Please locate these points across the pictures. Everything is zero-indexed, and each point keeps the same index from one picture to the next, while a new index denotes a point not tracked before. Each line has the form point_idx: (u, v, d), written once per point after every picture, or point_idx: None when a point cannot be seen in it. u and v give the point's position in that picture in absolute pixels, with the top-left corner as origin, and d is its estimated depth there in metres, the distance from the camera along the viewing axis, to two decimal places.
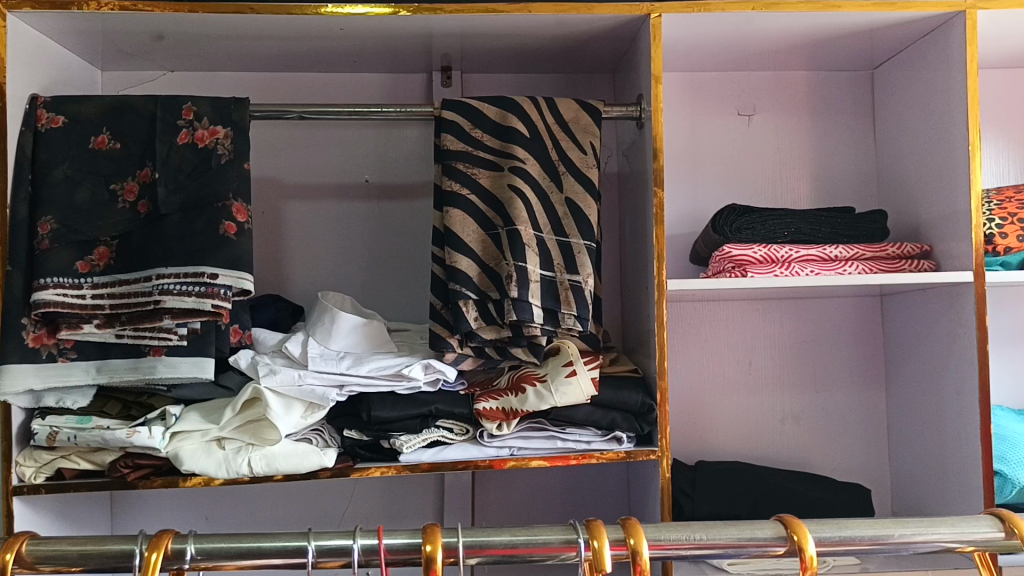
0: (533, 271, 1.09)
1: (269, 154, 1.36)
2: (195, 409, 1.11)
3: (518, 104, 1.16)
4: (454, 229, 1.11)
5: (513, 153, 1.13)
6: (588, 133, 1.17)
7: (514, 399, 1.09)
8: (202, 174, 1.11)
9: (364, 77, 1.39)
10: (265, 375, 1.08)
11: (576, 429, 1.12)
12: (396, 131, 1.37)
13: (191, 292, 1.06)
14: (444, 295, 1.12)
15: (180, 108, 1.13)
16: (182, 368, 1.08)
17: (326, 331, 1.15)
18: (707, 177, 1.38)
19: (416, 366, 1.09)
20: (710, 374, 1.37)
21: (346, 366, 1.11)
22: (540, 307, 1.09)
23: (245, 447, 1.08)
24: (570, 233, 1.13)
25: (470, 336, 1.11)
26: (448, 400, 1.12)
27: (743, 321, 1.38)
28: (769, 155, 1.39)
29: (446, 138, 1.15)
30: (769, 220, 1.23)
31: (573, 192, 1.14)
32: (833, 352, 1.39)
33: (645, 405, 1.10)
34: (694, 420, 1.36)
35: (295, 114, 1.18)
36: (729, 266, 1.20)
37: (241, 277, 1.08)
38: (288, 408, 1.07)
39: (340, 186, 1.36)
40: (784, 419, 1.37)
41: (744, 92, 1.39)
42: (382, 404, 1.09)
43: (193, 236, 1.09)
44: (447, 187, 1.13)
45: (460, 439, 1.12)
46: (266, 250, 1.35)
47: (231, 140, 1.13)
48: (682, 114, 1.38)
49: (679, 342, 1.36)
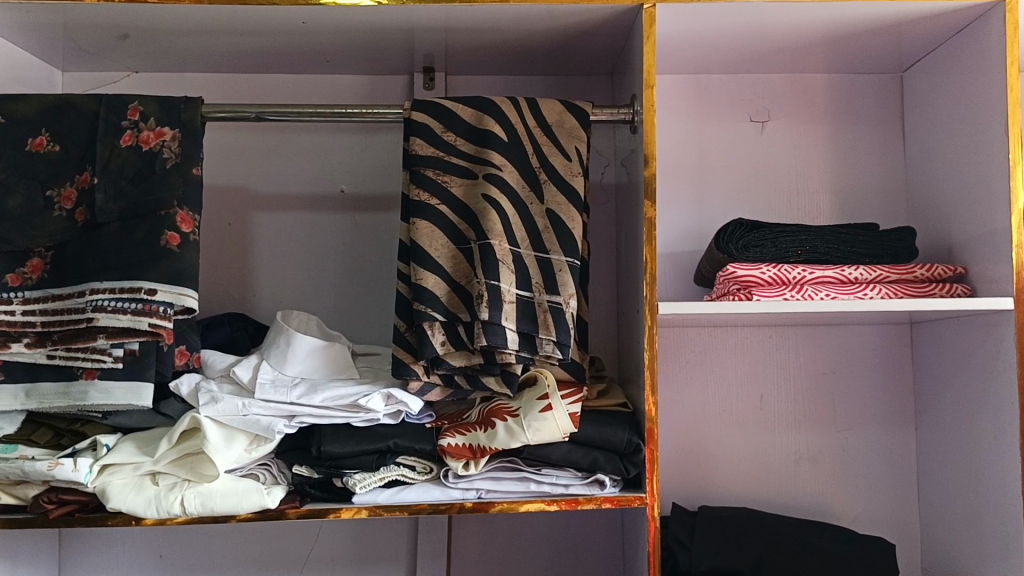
0: (508, 290, 0.97)
1: (237, 162, 1.26)
2: (131, 439, 1.00)
3: (496, 104, 1.04)
4: (420, 243, 0.99)
5: (488, 159, 1.01)
6: (574, 137, 1.05)
7: (481, 435, 0.96)
8: (145, 179, 1.01)
9: (342, 78, 1.28)
10: (205, 404, 0.97)
11: (553, 471, 0.99)
12: (374, 138, 1.26)
13: (127, 309, 0.96)
14: (409, 316, 1.01)
15: (125, 108, 1.03)
16: (116, 394, 0.96)
17: (281, 355, 1.04)
18: (715, 190, 1.25)
19: (374, 397, 0.98)
20: (716, 408, 1.23)
21: (298, 395, 0.99)
22: (515, 332, 0.96)
23: (181, 484, 0.97)
24: (550, 248, 1.00)
25: (437, 363, 0.99)
26: (410, 434, 0.99)
27: (755, 350, 1.24)
28: (784, 164, 1.26)
29: (415, 141, 1.03)
30: (781, 236, 1.09)
31: (555, 204, 1.02)
32: (856, 386, 1.24)
33: (632, 444, 0.97)
34: (697, 460, 1.22)
35: (253, 115, 1.07)
36: (733, 288, 1.06)
37: (182, 294, 0.98)
38: (230, 440, 0.96)
39: (313, 196, 1.25)
40: (799, 461, 1.23)
41: (756, 96, 1.26)
42: (333, 438, 0.98)
43: (131, 248, 0.99)
44: (415, 196, 1.01)
45: (423, 478, 1.00)
46: (231, 265, 1.24)
47: (179, 142, 1.03)
48: (687, 119, 1.26)
49: (681, 372, 1.23)
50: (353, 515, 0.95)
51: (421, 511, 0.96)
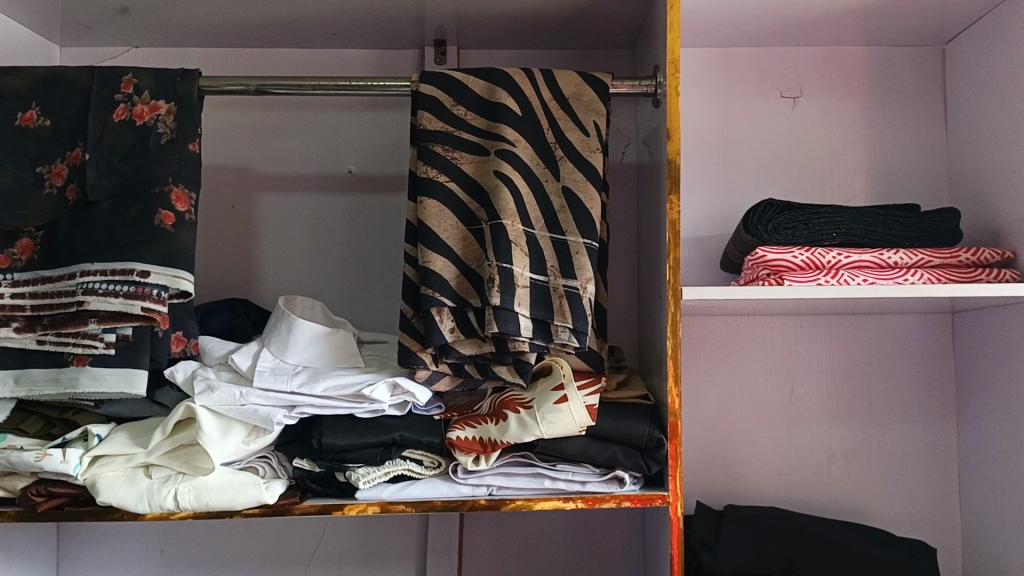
0: (521, 274, 0.90)
1: (240, 141, 1.20)
2: (124, 429, 0.95)
3: (510, 76, 0.98)
4: (428, 223, 0.93)
5: (500, 133, 0.95)
6: (592, 111, 0.98)
7: (493, 428, 0.90)
8: (138, 155, 0.95)
9: (350, 53, 1.22)
10: (201, 393, 0.92)
11: (569, 467, 0.92)
12: (383, 115, 1.20)
13: (119, 292, 0.91)
14: (416, 301, 0.95)
15: (119, 80, 0.98)
16: (108, 381, 0.91)
17: (282, 341, 0.98)
18: (743, 171, 1.18)
19: (379, 386, 0.92)
20: (742, 402, 1.16)
21: (298, 384, 0.93)
22: (528, 318, 0.90)
23: (175, 477, 0.91)
24: (567, 229, 0.94)
25: (446, 351, 0.93)
26: (416, 426, 0.93)
27: (785, 340, 1.17)
28: (818, 143, 1.18)
29: (423, 116, 0.97)
30: (814, 218, 1.02)
31: (572, 181, 0.95)
32: (894, 380, 1.16)
33: (654, 439, 0.90)
34: (723, 457, 1.15)
35: (253, 88, 1.02)
36: (764, 272, 0.99)
37: (177, 277, 0.92)
38: (226, 431, 0.91)
39: (319, 176, 1.20)
40: (832, 458, 1.16)
41: (787, 70, 1.19)
42: (335, 430, 0.92)
43: (124, 228, 0.94)
44: (422, 173, 0.95)
45: (430, 473, 0.93)
46: (234, 249, 1.19)
47: (175, 116, 0.98)
48: (714, 96, 1.19)
49: (706, 363, 1.16)
50: (359, 512, 0.89)
51: (434, 509, 0.90)
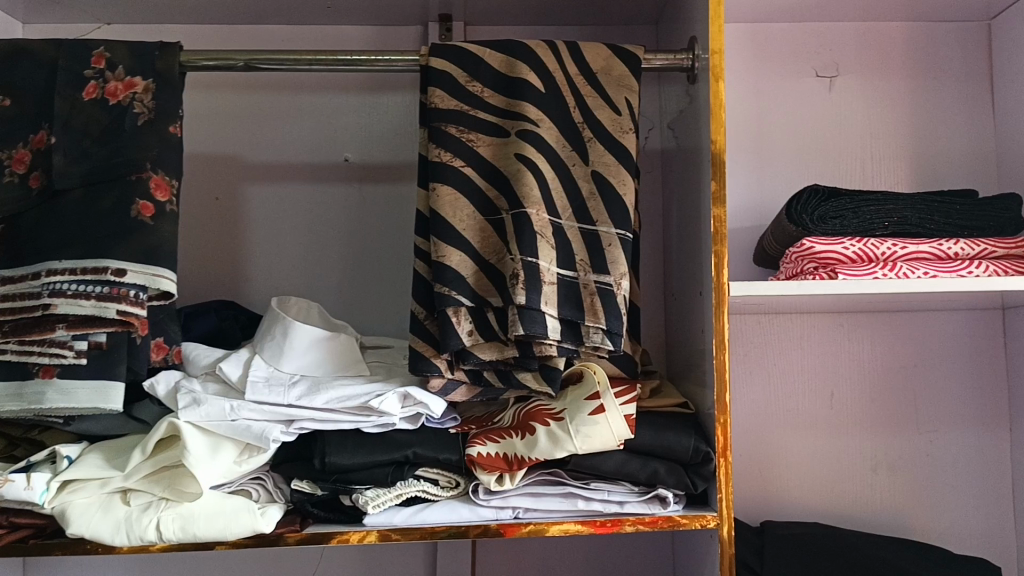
0: (548, 269, 0.80)
1: (225, 127, 1.09)
2: (98, 449, 0.83)
3: (531, 48, 0.88)
4: (442, 213, 0.83)
5: (522, 112, 0.85)
6: (623, 87, 0.88)
7: (519, 443, 0.80)
8: (112, 138, 0.84)
9: (346, 29, 1.11)
10: (185, 407, 0.81)
11: (604, 485, 0.82)
12: (383, 98, 1.09)
13: (91, 294, 0.80)
14: (429, 301, 0.84)
15: (89, 54, 0.87)
16: (79, 396, 0.80)
17: (277, 348, 0.88)
18: (776, 157, 1.09)
19: (389, 398, 0.81)
20: (780, 408, 1.07)
21: (296, 396, 0.83)
22: (556, 318, 0.80)
23: (157, 503, 0.80)
24: (598, 218, 0.84)
25: (463, 356, 0.83)
26: (432, 442, 0.83)
27: (825, 340, 1.08)
28: (856, 128, 1.09)
29: (434, 93, 0.87)
30: (864, 206, 0.92)
31: (602, 164, 0.85)
32: (942, 382, 1.07)
33: (701, 453, 0.80)
34: (759, 469, 1.06)
35: (241, 63, 0.90)
36: (811, 266, 0.90)
37: (157, 276, 0.82)
38: (215, 450, 0.80)
39: (313, 165, 1.09)
40: (875, 468, 1.07)
41: (823, 48, 1.10)
42: (340, 448, 0.81)
43: (96, 220, 0.82)
44: (435, 157, 0.85)
45: (448, 494, 0.83)
46: (219, 245, 1.08)
47: (152, 94, 0.86)
48: (745, 75, 1.09)
49: (739, 366, 1.07)
50: (358, 540, 0.79)
51: (432, 534, 0.80)
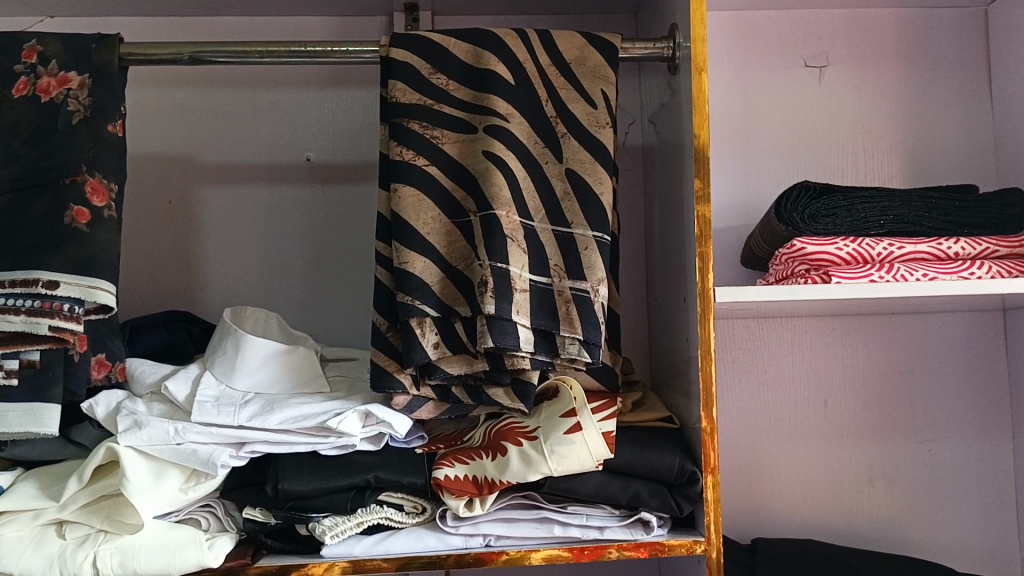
0: (519, 275, 0.74)
1: (178, 126, 1.02)
2: (33, 477, 0.77)
3: (499, 37, 0.82)
4: (403, 216, 0.77)
5: (490, 105, 0.78)
6: (599, 78, 0.82)
7: (489, 465, 0.73)
8: (44, 138, 0.78)
9: (306, 21, 1.05)
10: (125, 431, 0.74)
11: (582, 508, 0.76)
12: (346, 94, 1.03)
13: (21, 309, 0.73)
14: (391, 312, 0.78)
15: (20, 48, 0.80)
16: (10, 420, 0.73)
17: (229, 364, 0.82)
18: (763, 152, 1.03)
19: (348, 417, 0.75)
20: (770, 418, 1.01)
21: (247, 416, 0.76)
22: (529, 329, 0.74)
23: (94, 536, 0.73)
24: (573, 220, 0.78)
25: (429, 371, 0.76)
26: (395, 464, 0.76)
27: (817, 345, 1.02)
28: (847, 120, 1.04)
29: (395, 86, 0.80)
30: (858, 204, 0.87)
31: (577, 162, 0.79)
32: (940, 388, 1.02)
33: (686, 473, 0.74)
34: (749, 482, 1.00)
35: (186, 56, 0.84)
36: (802, 268, 0.84)
37: (93, 288, 0.75)
38: (158, 477, 0.74)
39: (272, 166, 1.02)
40: (871, 479, 1.01)
41: (811, 36, 1.04)
42: (294, 473, 0.74)
43: (25, 227, 0.76)
44: (396, 155, 0.79)
45: (414, 521, 0.77)
46: (172, 253, 1.01)
47: (89, 90, 0.79)
48: (729, 66, 1.04)
49: (726, 374, 1.01)
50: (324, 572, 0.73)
51: (409, 564, 0.73)
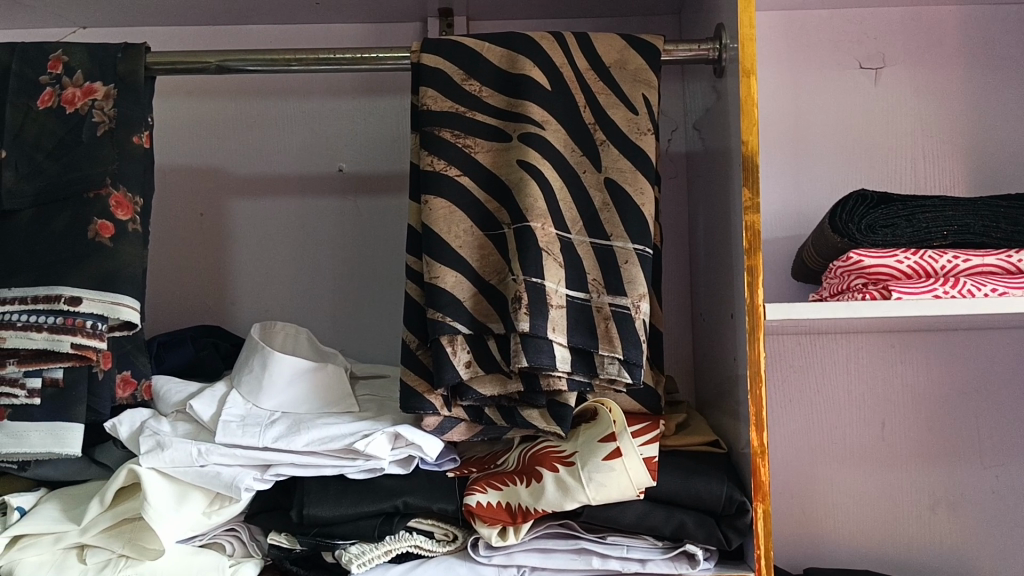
0: (555, 291, 0.70)
1: (209, 138, 1.01)
2: (55, 499, 0.75)
3: (535, 41, 0.78)
4: (434, 228, 0.73)
5: (524, 112, 0.75)
6: (640, 81, 0.78)
7: (523, 492, 0.69)
8: (68, 151, 0.76)
9: (339, 28, 1.02)
10: (147, 452, 0.72)
11: (622, 539, 0.71)
12: (379, 102, 1.00)
13: (42, 325, 0.71)
14: (422, 329, 0.74)
15: (45, 58, 0.79)
16: (32, 440, 0.72)
17: (256, 382, 0.79)
18: (815, 159, 0.98)
19: (376, 439, 0.71)
20: (823, 440, 0.95)
21: (272, 438, 0.73)
22: (565, 347, 0.70)
23: (115, 562, 0.71)
24: (612, 232, 0.73)
25: (461, 392, 0.73)
26: (425, 490, 0.72)
27: (875, 363, 0.96)
28: (905, 124, 0.98)
29: (426, 93, 0.77)
30: (918, 213, 0.81)
31: (617, 171, 0.75)
32: (1008, 409, 0.95)
33: (735, 503, 0.69)
34: (800, 508, 0.95)
35: (213, 65, 0.81)
36: (859, 282, 0.79)
37: (116, 305, 0.73)
38: (181, 501, 0.71)
39: (304, 177, 1.00)
40: (934, 507, 0.95)
41: (866, 36, 0.99)
42: (320, 499, 0.71)
43: (49, 242, 0.74)
44: (427, 165, 0.75)
45: (444, 550, 0.73)
46: (203, 267, 0.99)
47: (114, 101, 0.78)
48: (777, 70, 0.99)
49: (776, 393, 0.96)
50: None
51: None
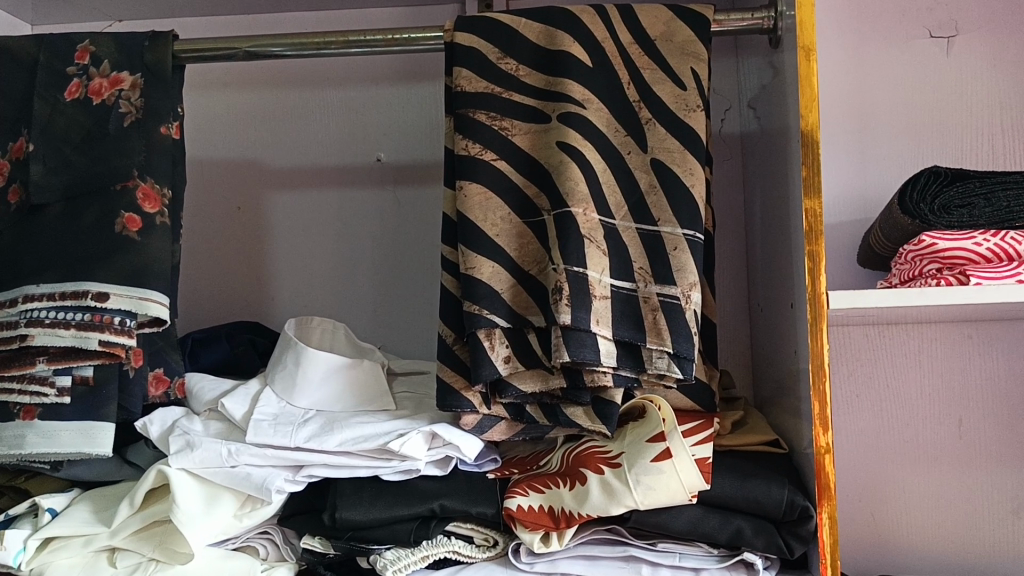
0: (598, 281, 0.66)
1: (246, 130, 0.99)
2: (88, 500, 0.73)
3: (575, 15, 0.73)
4: (469, 216, 0.69)
5: (564, 90, 0.70)
6: (689, 54, 0.72)
7: (567, 495, 0.65)
8: (96, 142, 0.74)
9: (375, 13, 0.99)
10: (177, 453, 0.69)
11: (674, 546, 0.66)
12: (416, 88, 0.96)
13: (70, 322, 0.69)
14: (458, 322, 0.71)
15: (72, 49, 0.77)
16: (63, 440, 0.69)
17: (289, 380, 0.76)
18: (881, 138, 0.91)
19: (411, 438, 0.68)
20: (894, 438, 0.89)
21: (304, 437, 0.70)
22: (609, 341, 0.65)
23: (146, 565, 0.68)
24: (659, 217, 0.68)
25: (500, 389, 0.69)
26: (462, 493, 0.68)
27: (951, 356, 0.89)
28: (980, 96, 0.90)
29: (460, 74, 0.73)
30: (998, 190, 0.74)
31: (664, 151, 0.70)
32: None
33: (798, 508, 0.64)
34: (869, 512, 0.89)
35: (242, 51, 0.78)
36: (932, 267, 0.72)
37: (144, 300, 0.70)
38: (211, 503, 0.69)
39: (341, 168, 0.97)
40: (1018, 511, 0.87)
41: (936, 2, 0.92)
42: (352, 501, 0.68)
43: (77, 236, 0.72)
44: (462, 150, 0.71)
45: (484, 556, 0.69)
46: (242, 262, 0.98)
47: (140, 91, 0.76)
48: (839, 43, 0.92)
49: (841, 389, 0.89)
50: None
51: None
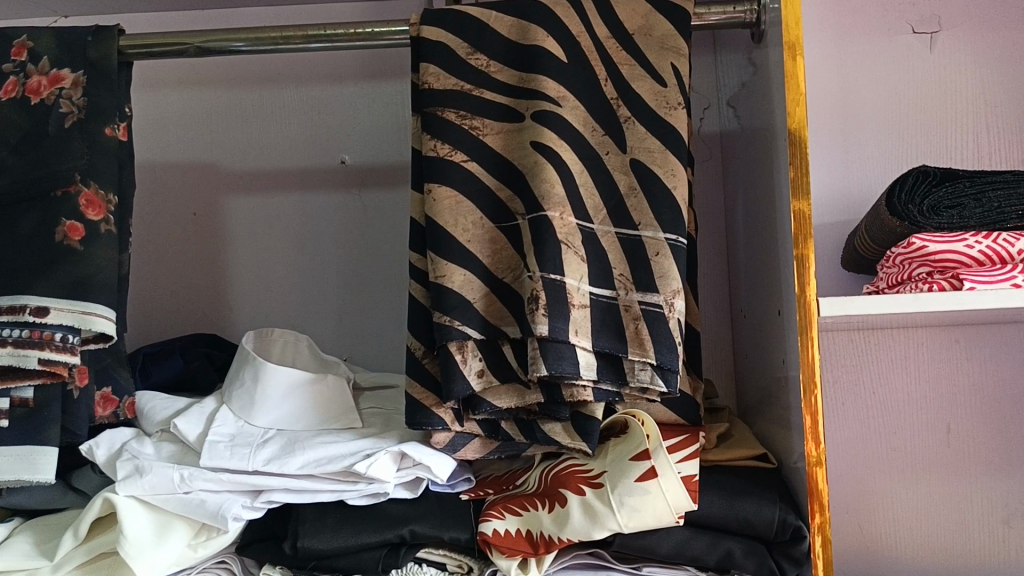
0: (577, 289, 0.62)
1: (202, 132, 0.94)
2: (30, 530, 0.68)
3: (549, 7, 0.69)
4: (439, 220, 0.65)
5: (537, 88, 0.66)
6: (669, 49, 0.69)
7: (545, 518, 0.61)
8: (35, 145, 0.69)
9: (338, 7, 0.94)
10: (124, 478, 0.64)
11: (659, 570, 0.63)
12: (381, 86, 0.92)
13: (7, 339, 0.64)
14: (428, 334, 0.66)
15: (8, 44, 0.72)
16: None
17: (248, 397, 0.71)
18: (863, 137, 0.88)
19: (379, 459, 0.63)
20: (881, 447, 0.86)
21: (264, 460, 0.65)
22: (589, 352, 0.61)
23: None
24: (640, 220, 0.65)
25: (473, 405, 0.64)
26: (434, 516, 0.64)
27: (938, 361, 0.86)
28: (964, 93, 0.88)
29: (427, 70, 0.69)
30: (988, 190, 0.71)
31: (644, 151, 0.66)
32: None
33: (789, 528, 0.60)
34: (857, 523, 0.86)
35: (193, 47, 0.73)
36: (923, 271, 0.69)
37: (88, 314, 0.65)
38: (163, 533, 0.64)
39: (303, 171, 0.92)
40: (1008, 520, 0.85)
41: None
42: (316, 528, 0.63)
43: (15, 246, 0.67)
44: (430, 150, 0.67)
45: None
46: (199, 270, 0.92)
47: (84, 89, 0.70)
48: (819, 40, 0.90)
49: (827, 396, 0.86)
50: None
51: None
